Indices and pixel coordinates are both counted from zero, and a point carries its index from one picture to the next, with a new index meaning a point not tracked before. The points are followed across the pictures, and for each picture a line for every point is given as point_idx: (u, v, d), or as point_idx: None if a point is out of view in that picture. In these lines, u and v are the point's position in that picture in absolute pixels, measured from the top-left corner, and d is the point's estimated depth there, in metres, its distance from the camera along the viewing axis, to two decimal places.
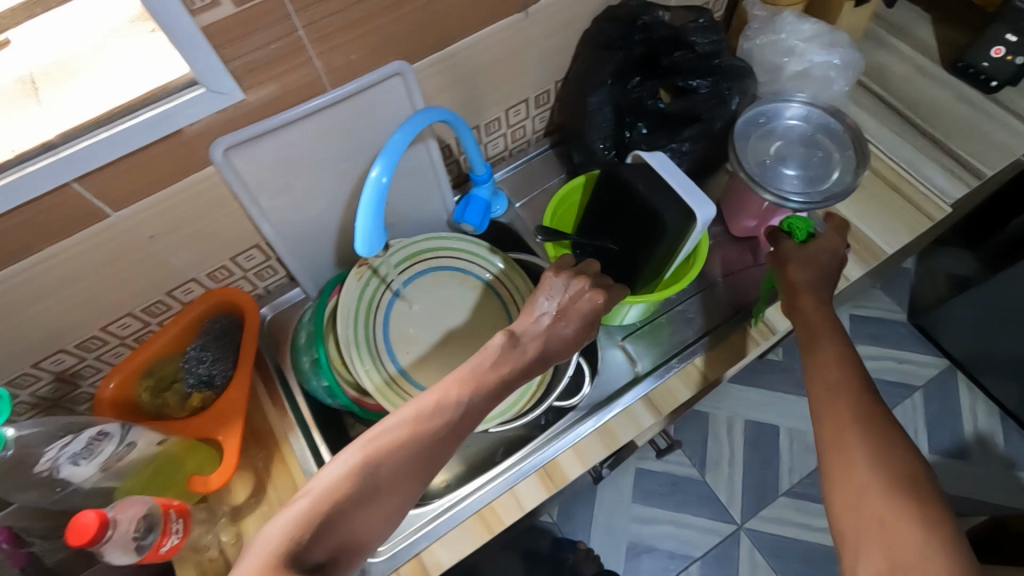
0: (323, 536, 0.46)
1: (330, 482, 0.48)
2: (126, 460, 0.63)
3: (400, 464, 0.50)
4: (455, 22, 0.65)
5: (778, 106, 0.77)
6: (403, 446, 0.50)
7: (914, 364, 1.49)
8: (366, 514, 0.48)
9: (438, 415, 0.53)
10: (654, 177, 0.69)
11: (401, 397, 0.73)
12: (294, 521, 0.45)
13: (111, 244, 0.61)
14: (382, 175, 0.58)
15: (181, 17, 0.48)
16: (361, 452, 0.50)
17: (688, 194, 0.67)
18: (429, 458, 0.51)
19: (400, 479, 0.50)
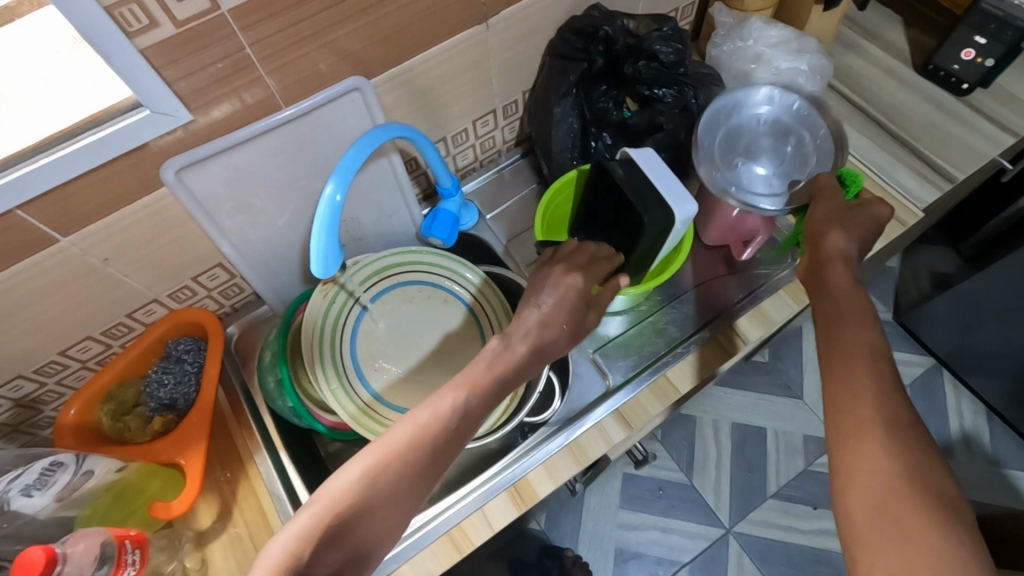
0: (333, 541, 0.47)
1: (340, 487, 0.50)
2: (83, 489, 0.61)
3: (401, 478, 0.51)
4: (412, 36, 0.65)
5: (746, 97, 0.76)
6: (410, 450, 0.52)
7: (899, 363, 1.49)
8: (367, 526, 0.49)
9: (444, 418, 0.54)
10: (639, 174, 0.66)
11: (379, 424, 0.72)
12: (306, 528, 0.47)
13: (63, 268, 0.60)
14: (336, 193, 0.57)
15: (118, 39, 0.47)
16: (365, 468, 0.50)
17: (668, 191, 0.64)
18: (428, 470, 0.52)
19: (408, 484, 0.51)
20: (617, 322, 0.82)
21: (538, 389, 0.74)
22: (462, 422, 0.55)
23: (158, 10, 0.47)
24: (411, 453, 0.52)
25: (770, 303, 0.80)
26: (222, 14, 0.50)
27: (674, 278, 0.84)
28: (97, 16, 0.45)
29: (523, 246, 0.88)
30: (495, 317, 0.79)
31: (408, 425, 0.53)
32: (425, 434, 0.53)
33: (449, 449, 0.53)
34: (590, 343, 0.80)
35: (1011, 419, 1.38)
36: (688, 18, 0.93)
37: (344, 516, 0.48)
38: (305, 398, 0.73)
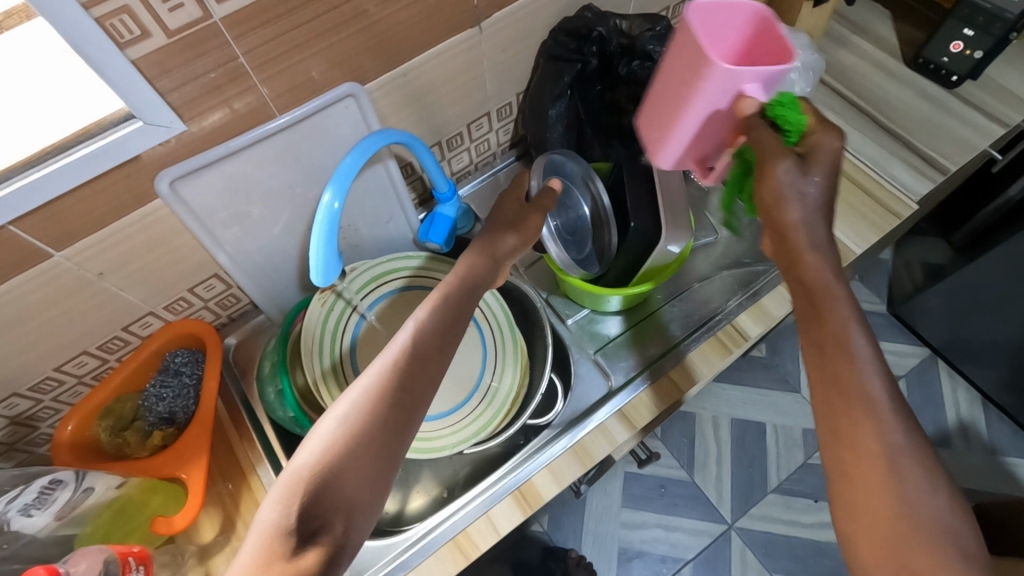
0: (324, 499, 0.46)
1: (318, 444, 0.49)
2: (83, 506, 0.60)
3: (375, 427, 0.50)
4: (404, 41, 0.64)
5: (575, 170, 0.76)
6: (382, 396, 0.51)
7: (895, 355, 1.50)
8: (352, 479, 0.48)
9: (411, 357, 0.53)
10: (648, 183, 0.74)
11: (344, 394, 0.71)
12: (287, 488, 0.47)
13: (56, 283, 0.59)
14: (333, 201, 0.56)
15: (110, 51, 0.46)
16: (335, 425, 0.50)
17: (666, 213, 0.72)
18: (402, 412, 0.51)
19: (387, 431, 0.50)
20: (617, 322, 0.82)
21: (540, 391, 0.74)
22: (421, 358, 0.53)
23: (149, 21, 0.47)
24: (381, 400, 0.51)
25: (771, 297, 0.80)
26: (214, 23, 0.50)
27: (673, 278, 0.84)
28: (85, 26, 0.44)
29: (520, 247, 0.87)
30: (495, 319, 0.78)
31: (375, 372, 0.53)
32: (394, 378, 0.52)
33: (420, 390, 0.52)
34: (590, 343, 0.81)
35: (1007, 406, 1.39)
36: (680, 17, 0.93)
37: (328, 472, 0.47)
38: (306, 405, 0.72)
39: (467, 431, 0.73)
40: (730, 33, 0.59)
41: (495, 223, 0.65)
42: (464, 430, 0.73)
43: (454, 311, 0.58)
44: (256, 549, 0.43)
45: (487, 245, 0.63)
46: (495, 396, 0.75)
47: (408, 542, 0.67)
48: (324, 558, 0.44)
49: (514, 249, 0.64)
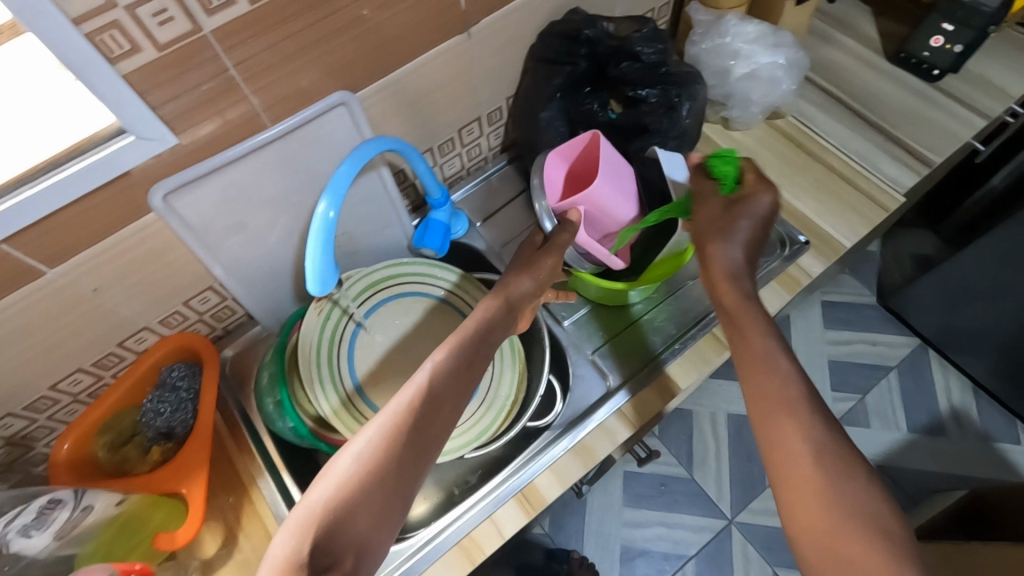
0: (336, 535, 0.45)
1: (332, 481, 0.48)
2: (83, 525, 0.60)
3: (388, 463, 0.49)
4: (394, 49, 0.65)
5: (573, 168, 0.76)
6: (399, 434, 0.51)
7: (887, 345, 1.52)
8: (364, 514, 0.47)
9: (428, 396, 0.54)
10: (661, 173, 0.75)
11: (356, 418, 0.71)
12: (300, 525, 0.46)
13: (50, 301, 0.59)
14: (329, 210, 0.56)
15: (100, 66, 0.46)
16: (351, 461, 0.49)
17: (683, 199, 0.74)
18: (415, 449, 0.51)
19: (403, 470, 0.50)
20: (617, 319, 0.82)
21: (538, 393, 0.75)
22: (435, 394, 0.54)
23: (140, 35, 0.47)
24: (397, 436, 0.51)
25: (764, 294, 0.79)
26: (204, 36, 0.50)
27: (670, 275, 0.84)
28: (76, 43, 0.44)
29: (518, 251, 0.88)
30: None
31: (393, 410, 0.53)
32: (412, 416, 0.52)
33: (437, 429, 0.53)
34: (589, 344, 0.80)
35: (998, 393, 1.41)
36: (665, 19, 0.93)
37: (343, 507, 0.47)
38: (307, 417, 0.72)
39: (468, 435, 0.72)
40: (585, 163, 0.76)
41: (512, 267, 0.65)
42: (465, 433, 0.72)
43: (470, 351, 0.58)
44: None
45: (500, 289, 0.63)
46: (495, 400, 0.74)
47: (413, 548, 0.67)
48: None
49: (529, 293, 0.64)
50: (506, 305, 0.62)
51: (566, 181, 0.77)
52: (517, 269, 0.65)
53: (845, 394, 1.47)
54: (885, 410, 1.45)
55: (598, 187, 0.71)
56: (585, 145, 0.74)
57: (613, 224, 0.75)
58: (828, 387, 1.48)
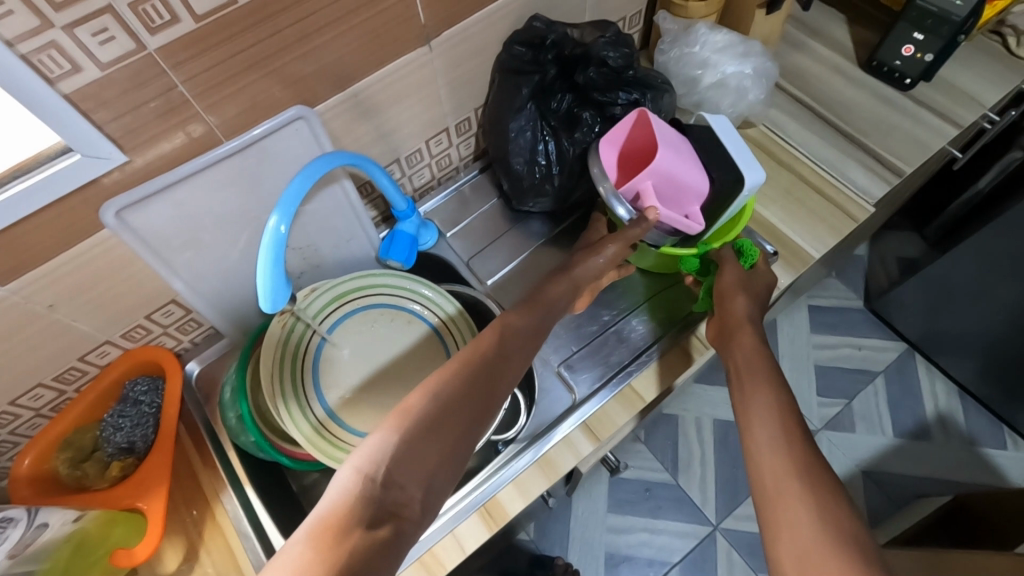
0: (405, 465, 0.45)
1: (402, 410, 0.48)
2: (39, 543, 0.59)
3: (455, 404, 0.50)
4: (352, 62, 0.64)
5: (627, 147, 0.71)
6: (465, 382, 0.51)
7: (872, 350, 1.52)
8: (432, 448, 0.47)
9: (491, 354, 0.54)
10: (710, 139, 0.70)
11: (332, 443, 0.71)
12: (368, 456, 0.45)
13: (4, 318, 0.58)
14: (280, 225, 0.56)
15: (40, 86, 0.46)
16: (418, 395, 0.49)
17: (740, 158, 0.68)
18: (480, 397, 0.51)
19: (467, 420, 0.50)
20: (593, 326, 0.82)
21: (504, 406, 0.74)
22: (495, 352, 0.55)
23: (81, 55, 0.47)
24: (464, 381, 0.51)
25: None
26: (149, 54, 0.50)
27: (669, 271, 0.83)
28: (13, 64, 0.44)
29: (489, 260, 0.87)
30: (459, 332, 0.78)
31: (460, 359, 0.53)
32: (479, 372, 0.52)
33: (500, 384, 0.53)
34: (555, 356, 0.80)
35: (983, 397, 1.41)
36: (637, 28, 0.93)
37: (414, 435, 0.46)
38: (269, 432, 0.72)
39: None
40: (639, 142, 0.71)
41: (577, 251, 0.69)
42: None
43: (528, 322, 0.59)
44: (338, 501, 0.42)
45: (565, 272, 0.67)
46: None
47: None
48: (396, 536, 0.42)
49: (592, 273, 0.68)
50: (570, 285, 0.66)
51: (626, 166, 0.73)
52: (585, 252, 0.69)
53: (831, 399, 1.47)
54: (871, 414, 1.45)
55: (664, 159, 0.66)
56: (635, 123, 0.70)
57: (687, 197, 0.69)
58: (813, 392, 1.47)
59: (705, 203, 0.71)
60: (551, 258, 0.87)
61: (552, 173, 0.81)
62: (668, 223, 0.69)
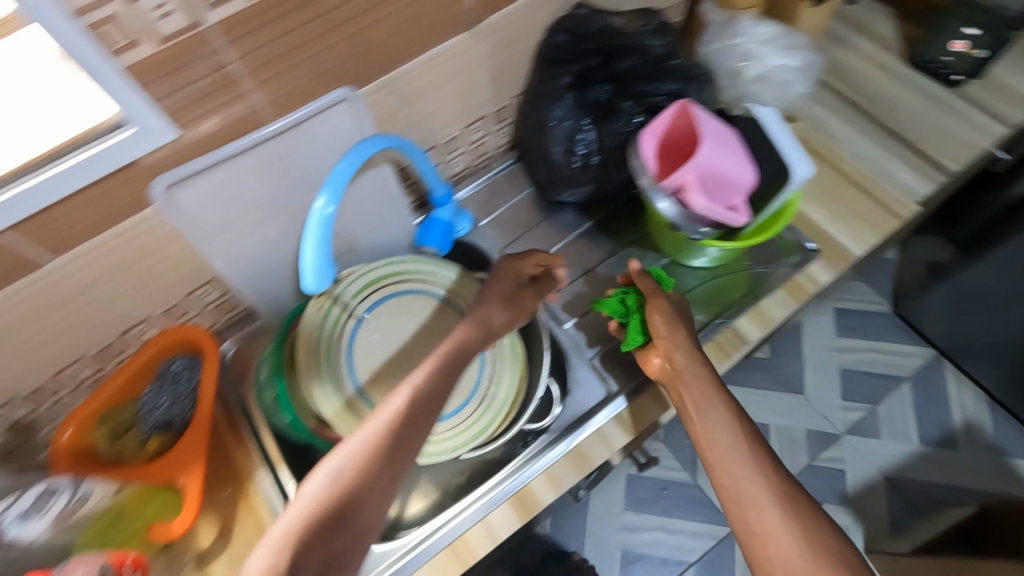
0: (308, 557, 0.48)
1: (309, 499, 0.51)
2: (81, 513, 0.61)
3: (362, 484, 0.52)
4: (399, 44, 0.64)
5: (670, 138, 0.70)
6: (372, 458, 0.54)
7: (899, 355, 1.49)
8: (336, 537, 0.49)
9: (401, 422, 0.56)
10: (755, 130, 0.71)
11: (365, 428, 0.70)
12: (270, 556, 0.48)
13: (52, 291, 0.59)
14: (327, 206, 0.55)
15: (100, 59, 0.46)
16: (325, 484, 0.52)
17: (788, 153, 0.67)
18: (387, 473, 0.53)
19: (372, 501, 0.52)
20: None
21: (537, 395, 0.74)
22: (403, 421, 0.56)
23: (140, 29, 0.46)
24: (372, 459, 0.53)
25: (769, 301, 0.78)
26: (206, 30, 0.50)
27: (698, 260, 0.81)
28: (76, 37, 0.44)
29: (523, 250, 0.87)
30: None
31: (369, 436, 0.55)
32: (384, 440, 0.55)
33: (409, 455, 0.55)
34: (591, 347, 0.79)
35: (1012, 406, 1.38)
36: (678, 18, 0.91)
37: (316, 525, 0.49)
38: (304, 413, 0.73)
39: (461, 438, 0.72)
40: (680, 134, 0.69)
41: (493, 296, 0.70)
42: (467, 429, 0.72)
43: (446, 377, 0.61)
44: None
45: (480, 318, 0.67)
46: (493, 401, 0.74)
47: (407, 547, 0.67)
48: None
49: (502, 321, 0.69)
50: (483, 334, 0.66)
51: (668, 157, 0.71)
52: (498, 299, 0.70)
53: (854, 403, 1.44)
54: (896, 421, 1.42)
55: (706, 150, 0.64)
56: (676, 113, 0.68)
57: (733, 188, 0.67)
58: (837, 395, 1.45)
59: (751, 196, 0.69)
60: (585, 249, 0.87)
61: (592, 159, 0.79)
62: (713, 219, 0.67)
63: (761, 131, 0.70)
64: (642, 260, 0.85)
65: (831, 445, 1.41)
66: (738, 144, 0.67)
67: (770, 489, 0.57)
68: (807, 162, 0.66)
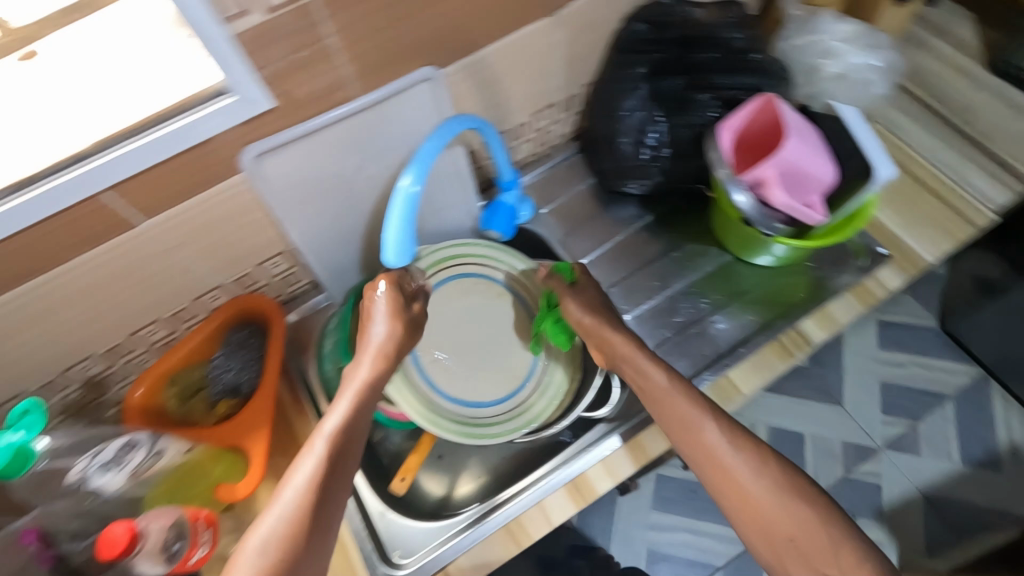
0: None
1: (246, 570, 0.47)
2: (154, 468, 0.62)
3: (301, 541, 0.50)
4: (484, 26, 0.64)
5: (748, 133, 0.70)
6: (305, 512, 0.51)
7: (942, 371, 1.44)
8: None
9: (329, 468, 0.54)
10: (839, 127, 0.69)
11: (427, 407, 0.72)
12: None
13: (138, 253, 0.61)
14: (413, 184, 0.56)
15: (213, 25, 0.47)
16: (264, 546, 0.49)
17: (873, 153, 0.65)
18: (320, 525, 0.51)
19: (314, 558, 0.50)
20: (689, 312, 0.81)
21: (595, 384, 0.76)
22: (331, 467, 0.54)
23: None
24: (305, 513, 0.51)
25: (835, 304, 0.77)
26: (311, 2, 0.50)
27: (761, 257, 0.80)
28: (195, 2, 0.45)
29: (582, 240, 0.87)
30: (550, 311, 0.79)
31: (297, 489, 0.52)
32: (357, 420, 0.58)
33: (339, 500, 0.54)
34: (650, 340, 0.79)
35: None
36: None
37: None
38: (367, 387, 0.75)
39: (519, 421, 0.75)
40: (758, 130, 0.70)
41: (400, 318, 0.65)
42: (517, 420, 0.75)
43: (362, 412, 0.59)
44: None
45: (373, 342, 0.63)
46: (546, 388, 0.77)
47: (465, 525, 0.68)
48: None
49: (405, 344, 0.64)
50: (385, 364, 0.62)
51: (745, 152, 0.71)
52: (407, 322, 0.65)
53: (894, 418, 1.41)
54: (938, 439, 1.38)
55: (791, 146, 0.64)
56: (760, 107, 0.68)
57: (811, 186, 0.67)
58: (876, 409, 1.41)
59: (827, 194, 0.69)
60: (646, 242, 0.86)
61: (663, 154, 0.79)
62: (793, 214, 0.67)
63: (844, 129, 0.68)
64: (703, 257, 0.84)
65: (869, 459, 1.38)
66: (820, 144, 0.67)
67: (720, 428, 0.59)
68: (890, 163, 0.65)
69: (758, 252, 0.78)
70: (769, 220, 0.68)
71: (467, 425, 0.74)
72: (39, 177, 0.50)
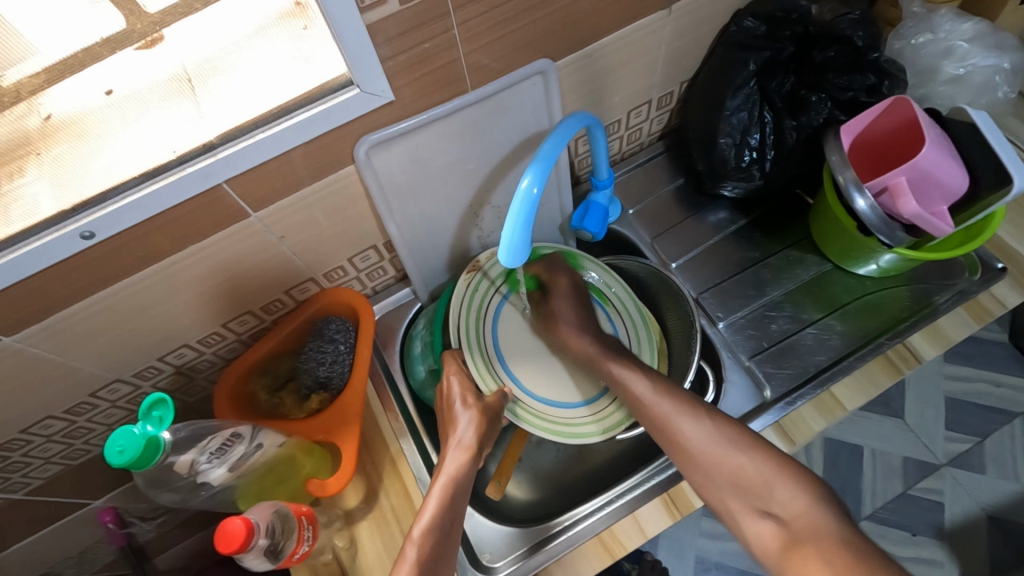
0: None
1: None
2: (252, 462, 0.61)
3: None
4: (601, 19, 0.62)
5: (860, 138, 0.68)
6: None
7: (1013, 389, 1.29)
8: None
9: (435, 533, 0.58)
10: (969, 134, 0.65)
11: (525, 412, 0.71)
12: None
13: (242, 243, 0.60)
14: (532, 186, 0.52)
15: (351, 15, 0.46)
16: None
17: (1013, 160, 0.61)
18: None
19: None
20: (785, 322, 0.78)
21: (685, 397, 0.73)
22: (434, 533, 0.57)
23: None
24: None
25: (947, 320, 0.73)
26: None
27: (857, 266, 0.77)
28: None
29: (672, 244, 0.84)
30: (628, 312, 0.78)
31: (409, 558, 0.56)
32: (451, 501, 0.60)
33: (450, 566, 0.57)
34: (744, 350, 0.76)
35: None
36: None
37: None
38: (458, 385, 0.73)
39: (614, 418, 0.73)
40: (877, 139, 0.68)
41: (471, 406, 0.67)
42: (597, 422, 0.74)
43: (460, 482, 0.62)
44: None
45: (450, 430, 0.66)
46: None
47: (534, 543, 0.67)
48: None
49: (484, 425, 0.67)
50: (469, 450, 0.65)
51: (860, 159, 0.69)
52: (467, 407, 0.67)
53: (960, 434, 1.27)
54: (1006, 457, 1.25)
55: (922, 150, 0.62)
56: (881, 113, 0.66)
57: (937, 195, 0.64)
58: (940, 425, 1.27)
59: (954, 204, 0.65)
60: (734, 249, 0.83)
61: (764, 158, 0.76)
62: (914, 222, 0.64)
63: (978, 134, 0.64)
64: (799, 265, 0.81)
65: (929, 476, 1.25)
66: (949, 152, 0.64)
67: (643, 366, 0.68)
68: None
69: (861, 260, 0.75)
70: (889, 228, 0.65)
71: (547, 419, 0.72)
72: (169, 167, 0.51)
